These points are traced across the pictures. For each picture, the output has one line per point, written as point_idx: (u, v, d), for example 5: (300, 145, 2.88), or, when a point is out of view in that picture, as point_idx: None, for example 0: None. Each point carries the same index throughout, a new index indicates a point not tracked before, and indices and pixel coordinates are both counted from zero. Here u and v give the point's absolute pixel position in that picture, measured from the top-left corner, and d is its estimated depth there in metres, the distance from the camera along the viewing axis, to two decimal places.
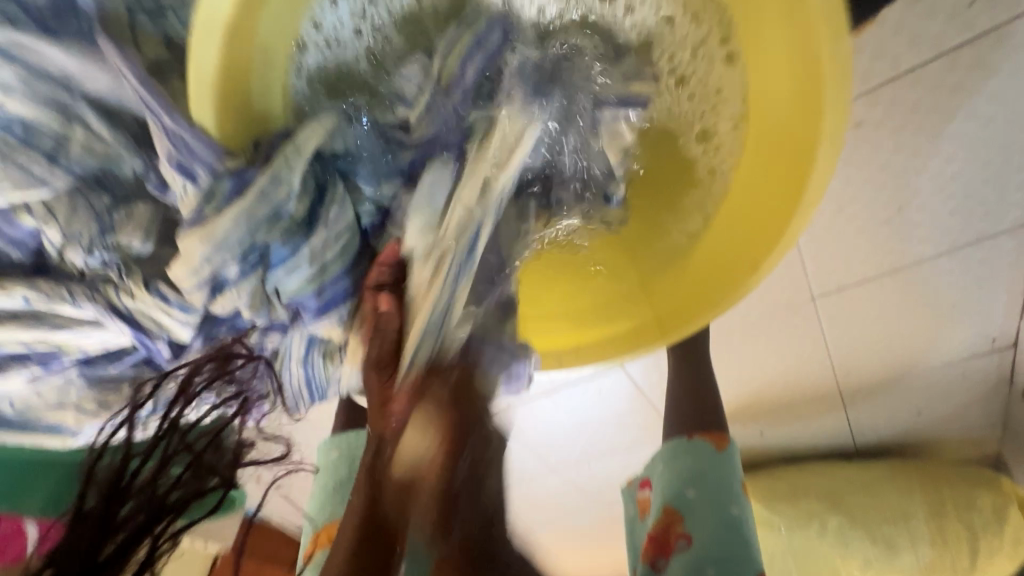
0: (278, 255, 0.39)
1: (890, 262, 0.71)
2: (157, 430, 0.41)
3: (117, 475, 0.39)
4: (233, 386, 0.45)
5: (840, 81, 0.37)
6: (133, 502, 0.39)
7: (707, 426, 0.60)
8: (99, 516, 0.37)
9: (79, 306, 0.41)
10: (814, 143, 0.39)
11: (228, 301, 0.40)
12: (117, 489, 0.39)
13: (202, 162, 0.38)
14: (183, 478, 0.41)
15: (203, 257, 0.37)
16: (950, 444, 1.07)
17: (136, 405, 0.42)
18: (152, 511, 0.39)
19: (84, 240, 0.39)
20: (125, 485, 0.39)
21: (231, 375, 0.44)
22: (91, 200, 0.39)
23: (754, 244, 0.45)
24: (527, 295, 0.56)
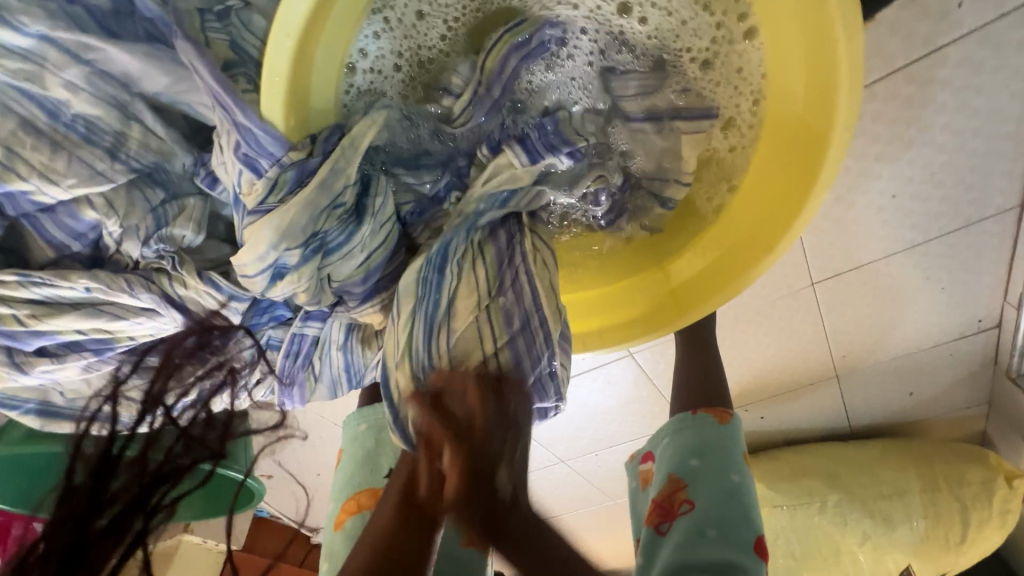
0: (334, 242, 0.45)
1: (882, 249, 0.82)
2: (139, 411, 0.54)
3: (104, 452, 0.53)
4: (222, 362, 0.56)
5: (851, 64, 0.41)
6: (123, 474, 0.53)
7: (711, 403, 0.68)
8: (89, 489, 0.51)
9: (136, 296, 0.49)
10: (827, 126, 0.44)
11: (287, 284, 0.45)
12: (102, 463, 0.53)
13: (269, 155, 0.40)
14: (174, 453, 0.55)
15: (270, 242, 0.42)
16: (939, 423, 1.20)
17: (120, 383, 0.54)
18: (150, 482, 0.53)
19: (141, 233, 0.48)
20: (110, 459, 0.53)
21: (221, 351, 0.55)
22: (147, 195, 0.49)
23: (773, 221, 0.51)
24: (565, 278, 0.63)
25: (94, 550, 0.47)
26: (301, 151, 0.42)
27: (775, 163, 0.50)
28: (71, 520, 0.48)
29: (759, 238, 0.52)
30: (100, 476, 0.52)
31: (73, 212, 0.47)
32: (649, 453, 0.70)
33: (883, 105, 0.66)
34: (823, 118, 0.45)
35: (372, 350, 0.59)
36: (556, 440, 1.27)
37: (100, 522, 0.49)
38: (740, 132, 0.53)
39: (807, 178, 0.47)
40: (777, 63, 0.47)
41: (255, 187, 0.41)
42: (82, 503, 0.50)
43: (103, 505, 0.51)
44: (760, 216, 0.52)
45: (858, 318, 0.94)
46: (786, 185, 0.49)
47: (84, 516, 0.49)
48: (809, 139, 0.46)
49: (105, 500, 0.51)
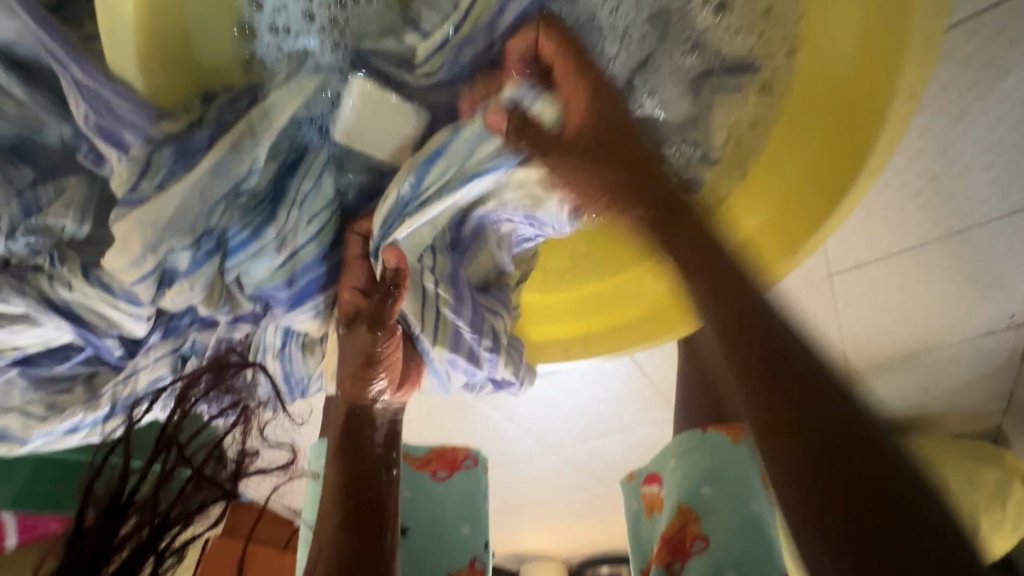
0: (237, 239, 0.35)
1: (914, 238, 0.72)
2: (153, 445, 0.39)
3: (116, 491, 0.38)
4: (230, 395, 0.45)
5: (930, 14, 0.31)
6: (135, 517, 0.38)
7: (722, 418, 0.59)
8: (96, 536, 0.36)
9: (6, 302, 0.40)
10: (884, 97, 0.34)
11: (179, 294, 0.34)
12: (111, 504, 0.37)
13: (133, 127, 0.30)
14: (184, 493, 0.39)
15: (147, 242, 0.31)
16: (951, 417, 1.13)
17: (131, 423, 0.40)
18: (162, 524, 0.38)
19: (6, 223, 0.38)
20: (121, 501, 0.38)
21: (227, 384, 0.44)
22: (11, 173, 0.38)
23: (795, 221, 0.41)
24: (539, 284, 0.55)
25: None
26: (183, 121, 0.32)
27: (810, 145, 0.40)
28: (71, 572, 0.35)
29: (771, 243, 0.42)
30: (113, 518, 0.37)
31: None
32: (654, 477, 0.62)
33: (935, 69, 0.54)
34: (882, 80, 0.34)
35: (315, 358, 0.51)
36: (546, 430, 1.20)
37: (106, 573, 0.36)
38: (773, 101, 0.42)
39: (849, 169, 0.37)
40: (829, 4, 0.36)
41: (120, 171, 0.31)
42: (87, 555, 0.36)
43: (111, 552, 0.36)
44: (771, 216, 0.42)
45: (878, 312, 0.85)
46: (819, 175, 0.39)
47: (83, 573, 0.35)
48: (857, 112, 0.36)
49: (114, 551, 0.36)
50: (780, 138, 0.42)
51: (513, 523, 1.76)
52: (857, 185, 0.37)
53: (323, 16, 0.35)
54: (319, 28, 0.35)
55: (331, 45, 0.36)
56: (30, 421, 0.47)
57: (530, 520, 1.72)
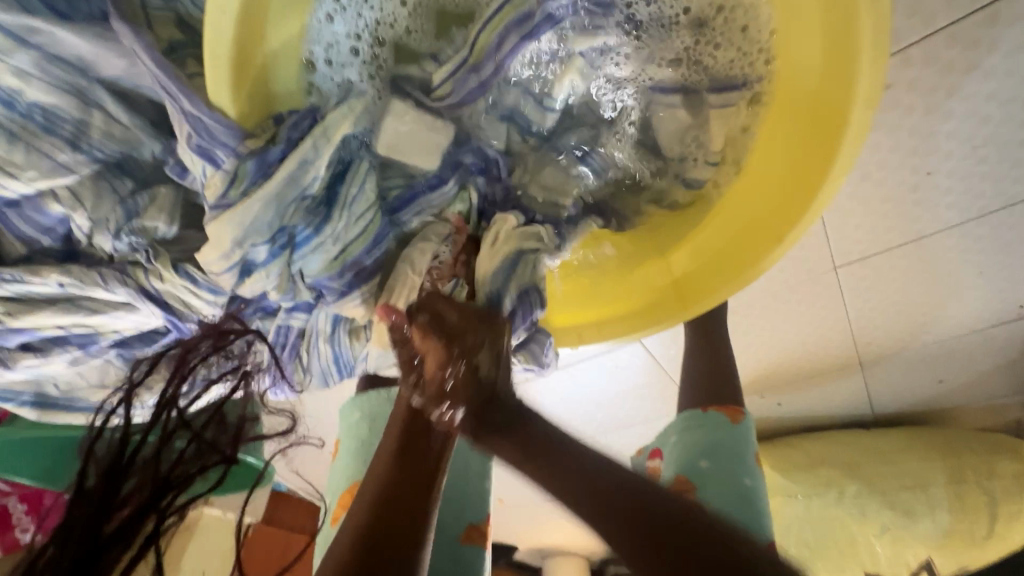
0: (302, 236, 0.42)
1: (913, 232, 0.76)
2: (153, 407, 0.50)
3: (117, 454, 0.48)
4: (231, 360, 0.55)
5: (876, 41, 0.37)
6: (134, 478, 0.48)
7: (723, 401, 0.65)
8: (101, 492, 0.46)
9: (112, 290, 0.48)
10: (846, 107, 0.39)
11: (257, 281, 0.42)
12: (114, 466, 0.48)
13: (224, 146, 0.37)
14: (185, 457, 0.51)
15: (236, 240, 0.38)
16: (967, 411, 1.15)
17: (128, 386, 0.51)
18: (159, 487, 0.48)
19: (112, 225, 0.46)
20: (123, 462, 0.48)
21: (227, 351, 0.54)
22: (115, 184, 0.47)
23: (777, 216, 0.47)
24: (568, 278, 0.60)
25: (108, 556, 0.44)
26: (261, 139, 0.38)
27: (773, 179, 0.47)
28: (77, 526, 0.44)
29: (722, 270, 0.51)
30: (113, 479, 0.47)
31: (39, 207, 0.45)
32: (657, 451, 0.67)
33: (919, 72, 0.59)
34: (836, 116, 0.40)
35: (361, 342, 0.57)
36: (565, 421, 1.26)
37: (109, 528, 0.45)
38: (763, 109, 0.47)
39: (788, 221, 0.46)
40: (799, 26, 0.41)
41: (213, 181, 0.38)
42: (89, 509, 0.45)
43: (112, 510, 0.46)
44: (731, 241, 0.50)
45: (884, 304, 0.88)
46: (767, 222, 0.47)
47: (95, 522, 0.45)
48: (813, 149, 0.43)
49: (117, 506, 0.46)
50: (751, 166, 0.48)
51: (534, 517, 1.81)
52: (803, 222, 0.45)
53: (366, 52, 0.42)
54: (362, 61, 0.42)
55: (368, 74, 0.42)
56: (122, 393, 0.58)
57: (552, 514, 1.77)
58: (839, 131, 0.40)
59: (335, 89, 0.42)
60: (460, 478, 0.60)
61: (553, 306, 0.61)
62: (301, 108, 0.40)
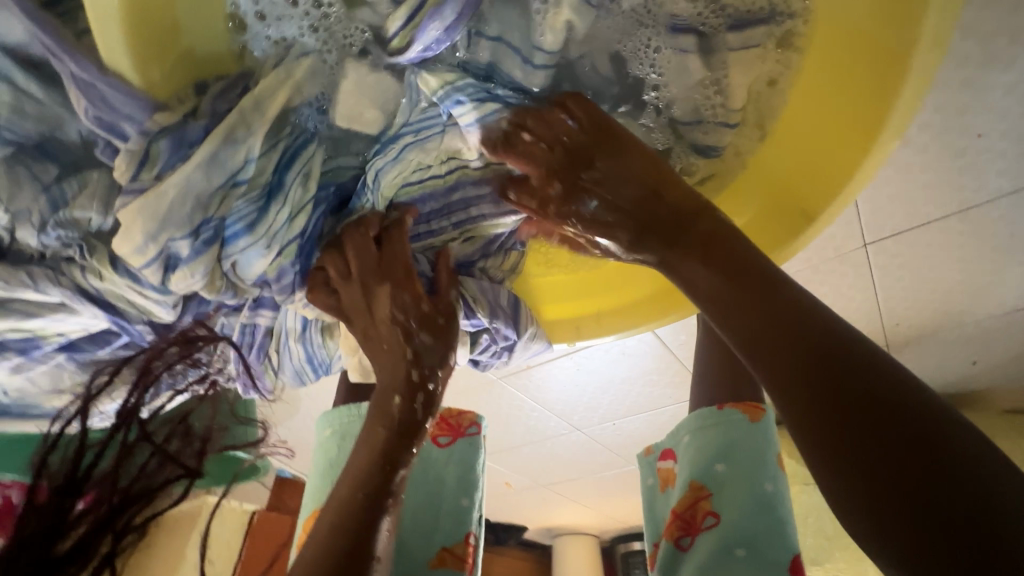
0: (234, 229, 0.35)
1: (955, 202, 0.68)
2: (112, 422, 0.47)
3: (72, 469, 0.46)
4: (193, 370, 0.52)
5: None
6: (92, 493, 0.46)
7: (741, 397, 0.58)
8: (53, 509, 0.44)
9: (44, 291, 0.42)
10: (904, 53, 0.32)
11: (182, 280, 0.35)
12: (68, 482, 0.46)
13: (131, 120, 0.31)
14: (146, 470, 0.49)
15: (149, 233, 0.32)
16: (1002, 394, 1.07)
17: (88, 399, 0.48)
18: (120, 502, 0.46)
19: (35, 218, 0.40)
20: (77, 477, 0.46)
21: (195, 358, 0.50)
22: (36, 170, 0.41)
23: (814, 187, 0.39)
24: (550, 265, 0.53)
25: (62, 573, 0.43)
26: (178, 112, 0.32)
27: (811, 127, 0.38)
28: (30, 547, 0.43)
29: (780, 213, 0.42)
30: (69, 495, 0.46)
31: None
32: (670, 452, 0.61)
33: (979, 14, 0.50)
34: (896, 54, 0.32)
35: (335, 341, 0.52)
36: (571, 408, 1.21)
37: (63, 547, 0.44)
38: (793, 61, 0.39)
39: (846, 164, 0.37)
40: None
41: (122, 160, 0.32)
42: (44, 528, 0.44)
43: (66, 528, 0.44)
44: (798, 177, 0.40)
45: (917, 283, 0.81)
46: (818, 162, 0.39)
47: (47, 538, 0.43)
48: (867, 93, 0.34)
49: (71, 522, 0.45)
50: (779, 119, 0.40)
51: (544, 500, 1.79)
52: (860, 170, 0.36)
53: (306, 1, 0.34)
54: (302, 14, 0.34)
55: (310, 27, 0.35)
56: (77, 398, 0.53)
57: (561, 497, 1.75)
58: (893, 85, 0.33)
59: (273, 50, 0.35)
60: (443, 483, 0.55)
61: (548, 296, 0.53)
62: (234, 75, 0.35)
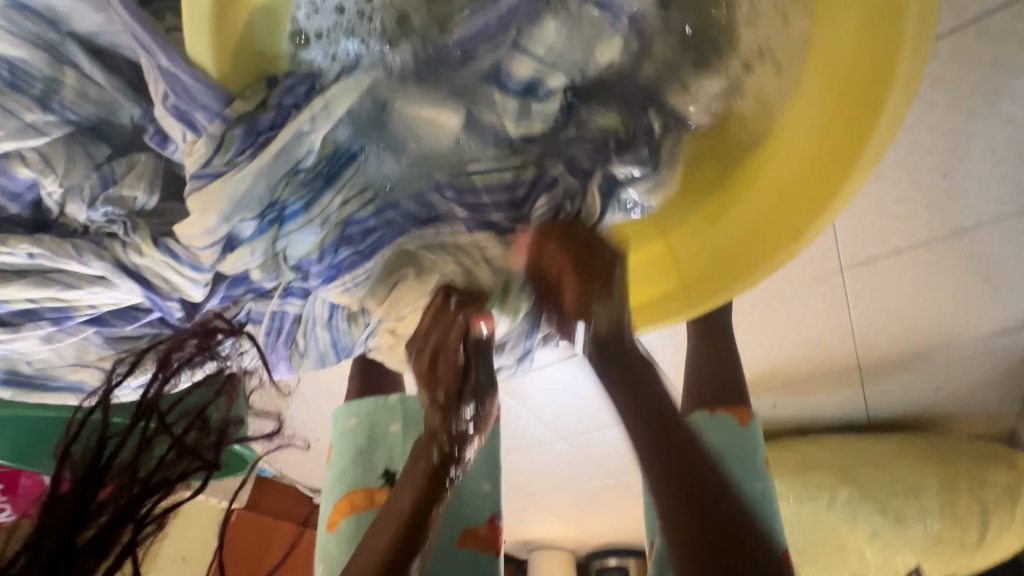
0: (293, 210, 0.38)
1: (924, 235, 0.75)
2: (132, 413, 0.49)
3: (93, 460, 0.49)
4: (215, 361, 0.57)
5: None
6: (106, 485, 0.48)
7: (730, 400, 0.63)
8: (75, 498, 0.47)
9: (85, 264, 0.44)
10: (889, 63, 0.36)
11: (239, 258, 0.38)
12: (90, 471, 0.48)
13: (204, 109, 0.34)
14: (164, 461, 0.51)
15: (223, 214, 0.35)
16: (963, 419, 1.15)
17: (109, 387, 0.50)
18: (139, 492, 0.48)
19: (86, 193, 0.43)
20: (97, 467, 0.48)
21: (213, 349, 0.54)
22: (89, 149, 0.43)
23: (811, 190, 0.43)
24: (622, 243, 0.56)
25: (81, 561, 0.45)
26: (250, 103, 0.35)
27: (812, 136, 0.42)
28: (48, 539, 0.45)
29: (782, 218, 0.45)
30: (89, 486, 0.48)
31: (6, 171, 0.41)
32: None
33: (945, 67, 0.57)
34: (884, 56, 0.37)
35: (358, 328, 0.53)
36: (556, 417, 1.24)
37: (86, 535, 0.46)
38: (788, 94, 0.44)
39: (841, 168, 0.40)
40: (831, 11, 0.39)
41: (194, 149, 0.35)
42: (68, 516, 0.46)
43: (89, 518, 0.46)
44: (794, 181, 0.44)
45: (888, 309, 0.88)
46: (818, 166, 0.42)
47: (69, 534, 0.45)
48: (858, 97, 0.39)
49: (93, 513, 0.47)
50: (792, 138, 0.44)
51: (523, 512, 1.81)
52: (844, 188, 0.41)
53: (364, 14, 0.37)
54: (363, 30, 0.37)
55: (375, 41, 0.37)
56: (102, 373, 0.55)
57: (541, 509, 1.77)
58: (878, 95, 0.37)
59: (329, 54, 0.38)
60: None
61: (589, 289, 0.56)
62: (297, 72, 0.37)
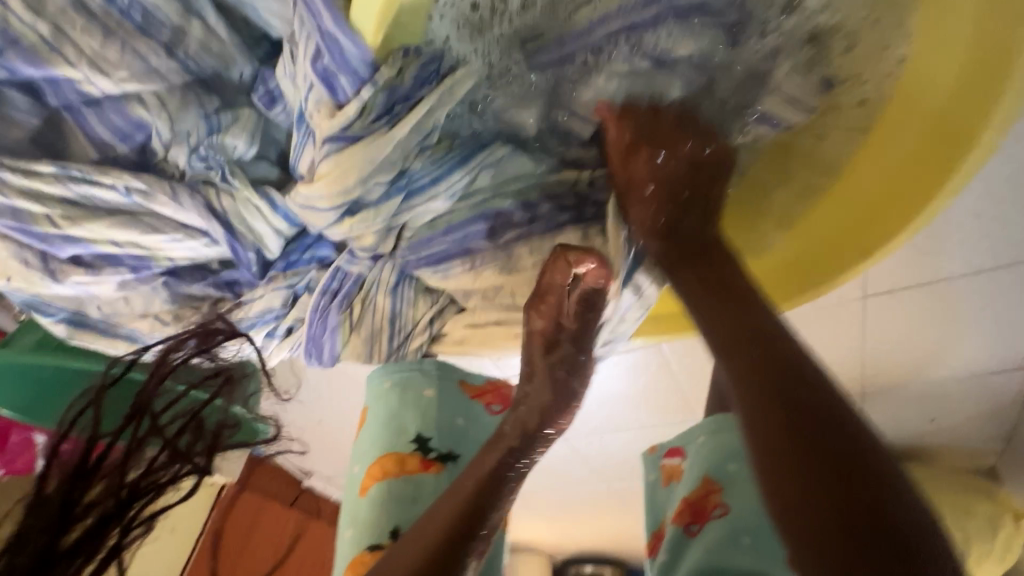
0: (416, 180, 0.44)
1: (947, 270, 0.79)
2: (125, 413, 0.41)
3: (82, 458, 0.39)
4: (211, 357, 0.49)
5: None
6: (100, 485, 0.38)
7: None
8: (59, 505, 0.37)
9: (181, 206, 0.44)
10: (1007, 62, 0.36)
11: (358, 222, 0.44)
12: (77, 472, 0.38)
13: (352, 73, 0.38)
14: (154, 466, 0.41)
15: (361, 175, 0.40)
16: (948, 453, 1.21)
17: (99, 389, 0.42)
18: (129, 497, 0.39)
19: (192, 138, 0.43)
20: (87, 466, 0.39)
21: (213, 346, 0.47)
22: (201, 99, 0.43)
23: (922, 181, 0.42)
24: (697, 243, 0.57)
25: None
26: (392, 70, 0.38)
27: (917, 129, 0.42)
28: (27, 542, 0.35)
29: (891, 208, 0.43)
30: (79, 482, 0.38)
31: (121, 109, 0.42)
32: (677, 449, 0.62)
33: None
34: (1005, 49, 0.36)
35: (424, 302, 0.52)
36: None
37: (70, 540, 0.36)
38: None
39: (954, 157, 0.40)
40: (933, 24, 0.40)
41: (340, 111, 0.39)
42: (47, 526, 0.36)
43: (73, 522, 0.37)
44: (904, 169, 0.42)
45: (902, 340, 0.92)
46: (932, 151, 0.41)
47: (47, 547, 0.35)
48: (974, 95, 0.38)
49: (79, 518, 0.37)
50: (897, 128, 0.43)
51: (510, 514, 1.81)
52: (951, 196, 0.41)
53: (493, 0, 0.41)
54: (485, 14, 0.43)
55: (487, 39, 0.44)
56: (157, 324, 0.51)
57: (528, 512, 1.78)
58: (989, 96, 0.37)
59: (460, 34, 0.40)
60: None
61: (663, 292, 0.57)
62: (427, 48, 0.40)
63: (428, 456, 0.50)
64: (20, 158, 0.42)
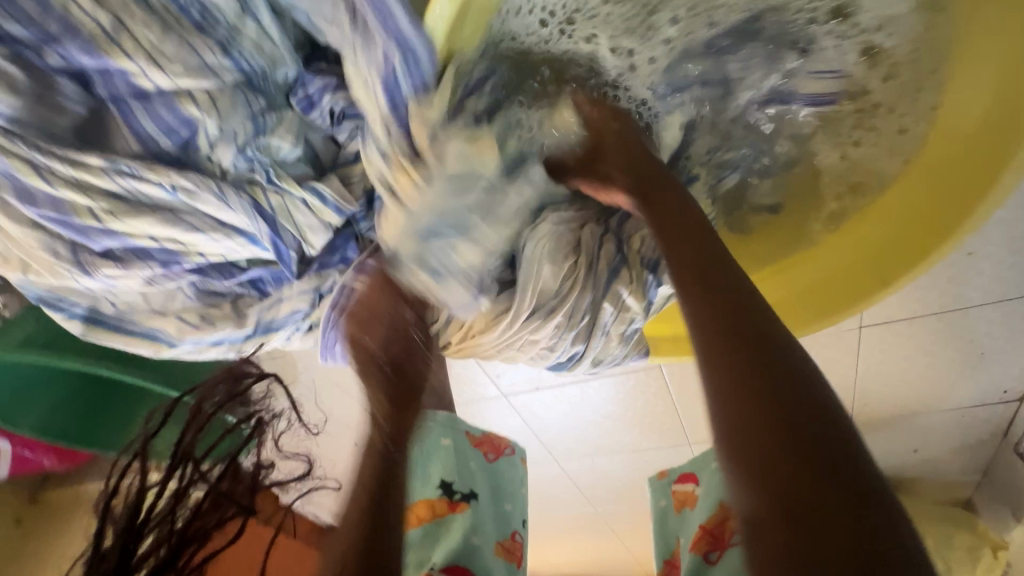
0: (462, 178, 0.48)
1: (939, 304, 0.81)
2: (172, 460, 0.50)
3: (133, 515, 0.46)
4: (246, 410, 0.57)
5: None
6: (153, 535, 0.46)
7: None
8: (116, 557, 0.44)
9: (225, 205, 0.44)
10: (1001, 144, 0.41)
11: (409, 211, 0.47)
12: (129, 527, 0.46)
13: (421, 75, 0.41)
14: (200, 512, 0.49)
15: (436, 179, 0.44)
16: (926, 483, 1.24)
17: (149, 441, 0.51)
18: (176, 544, 0.46)
19: (240, 138, 0.43)
20: (137, 523, 0.46)
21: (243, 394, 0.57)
22: (250, 99, 0.43)
23: (916, 240, 0.47)
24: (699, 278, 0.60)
25: None
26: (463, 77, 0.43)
27: (922, 188, 0.47)
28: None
29: (887, 256, 0.48)
30: (131, 538, 0.45)
31: (171, 105, 0.41)
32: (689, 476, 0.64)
33: None
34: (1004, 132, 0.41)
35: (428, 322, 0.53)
36: (558, 441, 1.21)
37: None
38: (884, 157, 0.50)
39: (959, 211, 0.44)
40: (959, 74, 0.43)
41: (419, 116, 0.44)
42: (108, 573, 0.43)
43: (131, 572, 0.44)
44: (903, 228, 0.48)
45: (890, 369, 0.95)
46: (929, 215, 0.46)
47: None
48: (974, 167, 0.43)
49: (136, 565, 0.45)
50: (902, 190, 0.48)
51: None
52: (962, 229, 0.44)
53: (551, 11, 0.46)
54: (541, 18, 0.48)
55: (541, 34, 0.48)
56: (185, 329, 0.50)
57: None
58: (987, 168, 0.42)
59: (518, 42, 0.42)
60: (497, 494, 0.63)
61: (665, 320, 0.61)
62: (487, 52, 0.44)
63: (451, 499, 0.61)
64: (64, 146, 0.40)
